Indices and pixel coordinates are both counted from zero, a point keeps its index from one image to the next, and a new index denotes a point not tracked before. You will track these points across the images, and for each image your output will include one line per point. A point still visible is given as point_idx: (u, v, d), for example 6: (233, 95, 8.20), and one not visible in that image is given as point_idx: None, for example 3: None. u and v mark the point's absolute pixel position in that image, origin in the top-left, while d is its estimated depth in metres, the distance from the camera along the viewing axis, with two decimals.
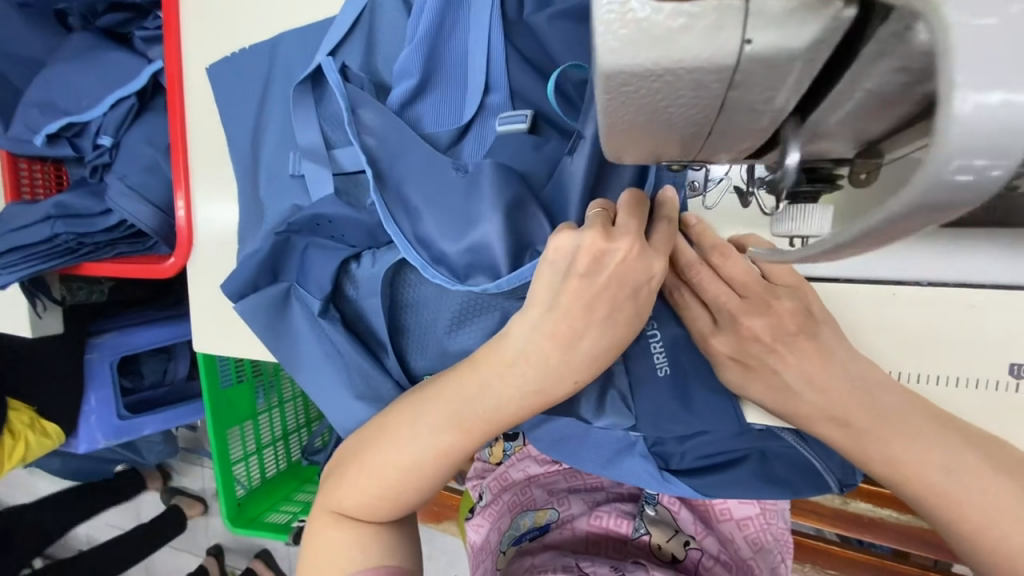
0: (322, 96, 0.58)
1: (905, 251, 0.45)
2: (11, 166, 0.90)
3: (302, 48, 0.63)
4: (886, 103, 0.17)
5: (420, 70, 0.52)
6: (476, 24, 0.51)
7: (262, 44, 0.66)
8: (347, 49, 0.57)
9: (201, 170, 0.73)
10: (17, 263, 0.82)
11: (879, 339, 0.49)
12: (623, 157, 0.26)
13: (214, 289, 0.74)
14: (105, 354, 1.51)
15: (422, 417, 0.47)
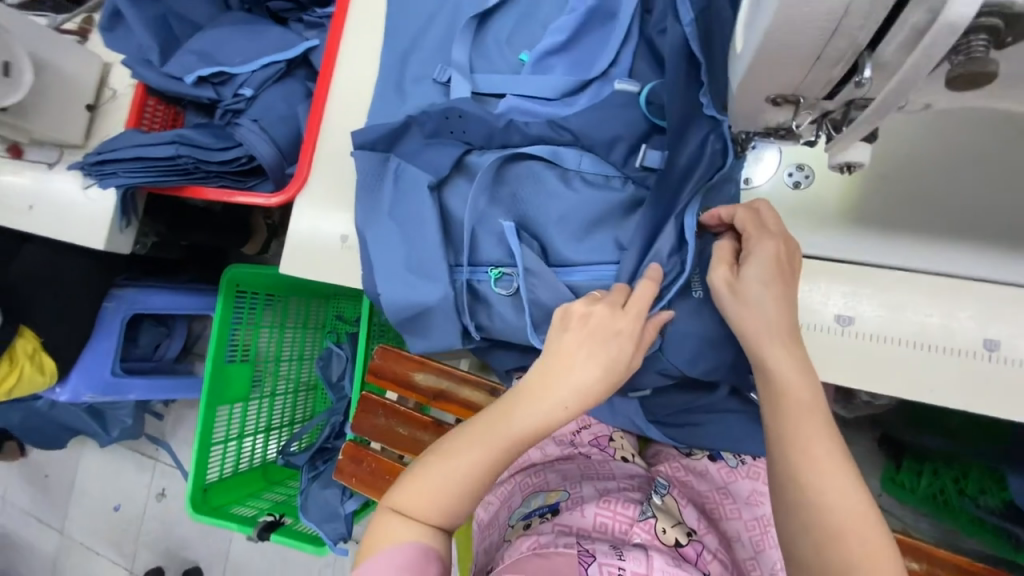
0: (479, 36, 0.76)
1: (902, 242, 0.62)
2: (142, 99, 1.03)
3: (438, 42, 0.79)
4: (918, 35, 0.32)
5: (572, 31, 0.70)
6: (620, 18, 0.68)
7: (422, 21, 0.81)
8: (502, 16, 0.76)
9: (331, 124, 0.88)
10: (136, 172, 0.95)
11: (890, 310, 0.62)
12: (753, 89, 0.44)
13: (309, 223, 0.85)
14: (121, 307, 1.53)
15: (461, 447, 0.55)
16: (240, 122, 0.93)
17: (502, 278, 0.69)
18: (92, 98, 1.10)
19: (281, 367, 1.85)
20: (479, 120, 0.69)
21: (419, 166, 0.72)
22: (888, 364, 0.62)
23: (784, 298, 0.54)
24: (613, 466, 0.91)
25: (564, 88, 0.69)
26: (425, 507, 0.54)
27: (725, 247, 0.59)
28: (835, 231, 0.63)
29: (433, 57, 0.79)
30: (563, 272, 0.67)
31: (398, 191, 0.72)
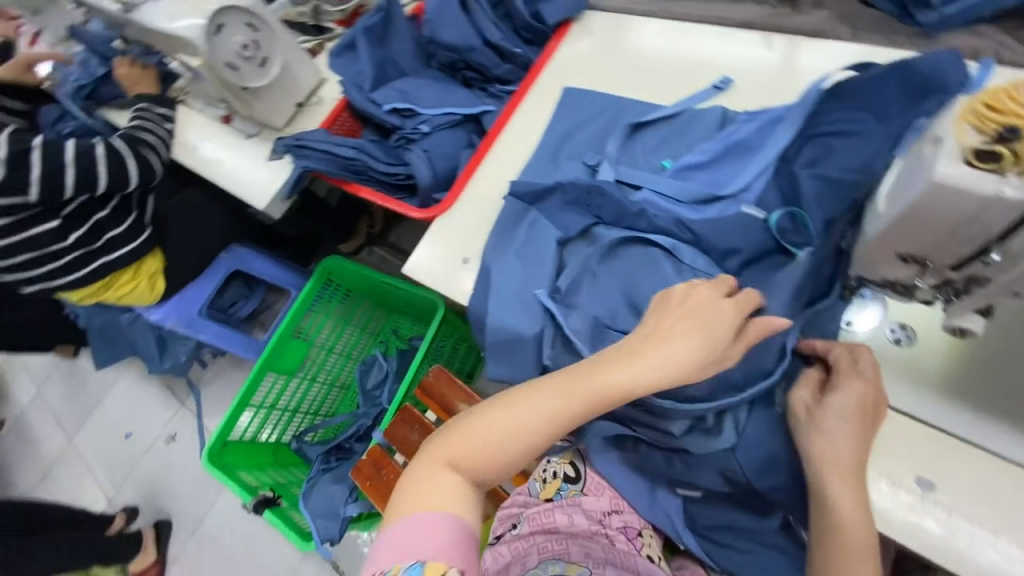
0: (631, 139, 0.91)
1: (992, 425, 0.64)
2: (340, 110, 1.26)
3: (595, 133, 0.95)
4: None
5: (713, 155, 0.82)
6: (761, 157, 0.80)
7: (589, 116, 0.97)
8: (655, 129, 0.91)
9: (484, 167, 1.02)
10: (312, 158, 1.13)
11: (973, 490, 0.62)
12: (883, 244, 0.52)
13: (435, 239, 0.97)
14: (231, 260, 1.74)
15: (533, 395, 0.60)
16: (411, 148, 1.12)
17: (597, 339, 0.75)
18: (304, 98, 1.32)
19: (330, 359, 1.96)
20: (616, 204, 0.81)
21: (553, 224, 0.84)
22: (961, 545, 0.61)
23: (858, 437, 0.59)
24: (639, 562, 0.84)
25: (696, 198, 0.80)
26: (481, 448, 0.59)
27: (812, 376, 0.65)
28: (924, 395, 0.67)
29: (588, 145, 0.95)
30: None
31: (529, 237, 0.84)
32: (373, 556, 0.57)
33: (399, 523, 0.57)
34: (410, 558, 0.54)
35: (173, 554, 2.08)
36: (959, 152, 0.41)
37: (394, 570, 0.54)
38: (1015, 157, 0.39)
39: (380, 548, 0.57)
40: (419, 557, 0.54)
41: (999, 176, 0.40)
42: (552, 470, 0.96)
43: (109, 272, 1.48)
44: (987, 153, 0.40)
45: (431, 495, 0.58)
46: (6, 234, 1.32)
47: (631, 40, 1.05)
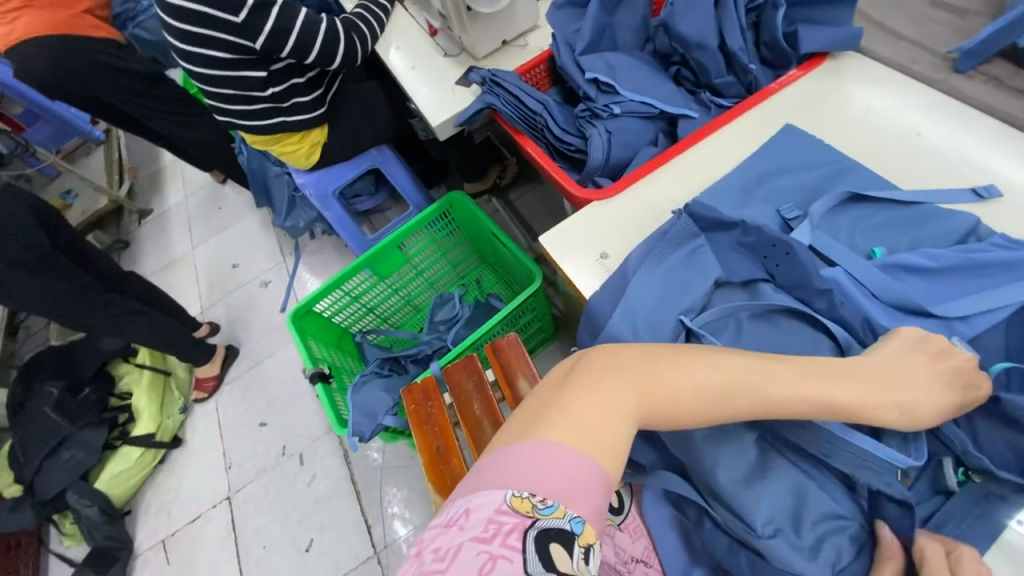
0: (843, 207, 0.80)
1: None
2: (540, 60, 1.25)
3: (805, 186, 0.85)
4: None
5: (939, 265, 0.71)
6: (1002, 291, 0.67)
7: (807, 164, 0.87)
8: (875, 207, 0.79)
9: (665, 172, 0.97)
10: (498, 96, 1.13)
11: None
12: None
13: (585, 222, 0.93)
14: (378, 157, 1.86)
15: (734, 383, 0.62)
16: (595, 124, 1.08)
17: None
18: (510, 37, 1.34)
19: (417, 281, 2.07)
20: (801, 271, 0.73)
21: (718, 260, 0.78)
22: None
23: None
24: None
25: (897, 303, 0.70)
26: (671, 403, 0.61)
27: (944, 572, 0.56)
28: None
29: (792, 193, 0.85)
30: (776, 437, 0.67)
31: (685, 263, 0.79)
32: (527, 475, 0.56)
33: (562, 453, 0.57)
34: (570, 496, 0.55)
35: (230, 377, 2.36)
36: None
37: (555, 510, 0.54)
38: None
39: (539, 465, 0.56)
40: (581, 500, 0.55)
41: None
42: None
43: (281, 130, 1.60)
44: None
45: (599, 435, 0.59)
46: (221, 65, 1.41)
47: (887, 102, 0.93)
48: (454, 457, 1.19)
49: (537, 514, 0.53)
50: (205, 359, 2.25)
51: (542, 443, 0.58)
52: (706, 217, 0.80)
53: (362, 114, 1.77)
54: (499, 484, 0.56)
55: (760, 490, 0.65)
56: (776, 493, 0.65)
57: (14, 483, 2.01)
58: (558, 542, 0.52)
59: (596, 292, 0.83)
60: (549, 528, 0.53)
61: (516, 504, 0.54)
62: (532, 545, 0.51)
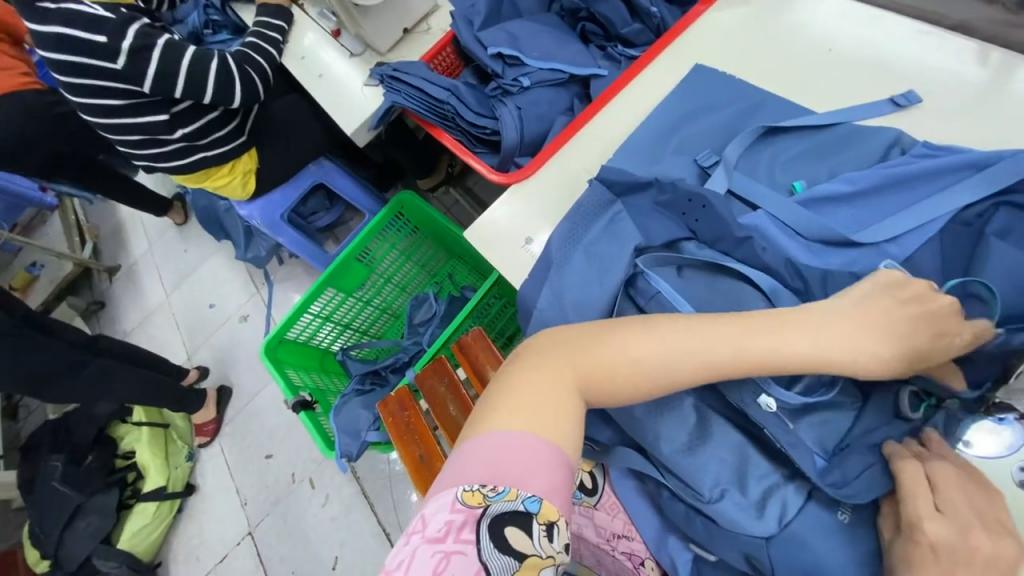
0: (763, 145, 0.76)
1: None
2: (444, 44, 1.19)
3: (724, 128, 0.81)
4: None
5: (859, 189, 0.67)
6: (925, 208, 0.64)
7: (723, 102, 0.83)
8: (796, 140, 0.75)
9: (582, 139, 0.92)
10: (404, 94, 1.09)
11: None
12: None
13: (506, 211, 0.90)
14: (318, 173, 1.79)
15: (684, 337, 0.56)
16: (505, 101, 1.03)
17: None
18: (412, 23, 1.27)
19: (388, 287, 2.03)
20: (718, 221, 0.70)
21: (637, 226, 0.74)
22: None
23: None
24: None
25: (819, 237, 0.67)
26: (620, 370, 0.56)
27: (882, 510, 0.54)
28: None
29: (712, 137, 0.80)
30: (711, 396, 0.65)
31: (605, 234, 0.74)
32: (478, 466, 0.50)
33: (508, 437, 0.52)
34: (521, 479, 0.49)
35: (229, 417, 2.36)
36: None
37: (507, 494, 0.49)
38: None
39: (488, 456, 0.51)
40: (534, 479, 0.50)
41: None
42: (571, 474, 0.89)
43: (202, 166, 1.54)
44: None
45: (544, 414, 0.54)
46: (118, 112, 1.35)
47: (799, 17, 0.87)
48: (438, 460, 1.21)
49: (489, 503, 0.48)
50: (198, 404, 2.25)
51: (484, 433, 0.53)
52: (618, 181, 0.76)
53: (289, 131, 1.71)
54: (450, 480, 0.51)
55: (702, 455, 0.63)
56: (720, 458, 0.63)
57: (40, 559, 2.04)
58: (514, 525, 0.48)
59: (525, 280, 0.80)
60: (503, 512, 0.48)
61: (470, 497, 0.49)
62: (489, 537, 0.47)
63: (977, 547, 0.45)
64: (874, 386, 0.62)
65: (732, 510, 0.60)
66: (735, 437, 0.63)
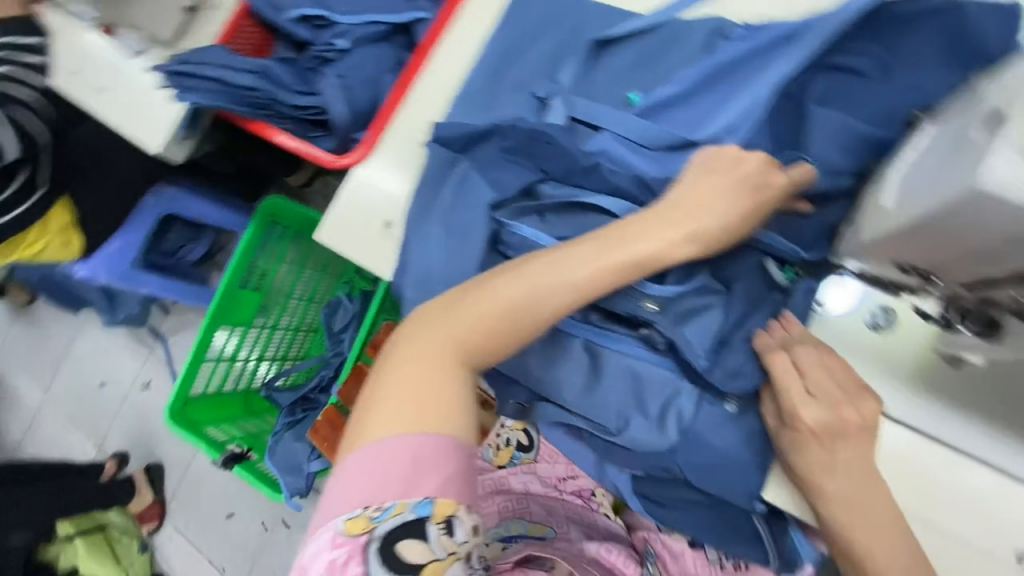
0: (595, 61, 0.72)
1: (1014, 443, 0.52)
2: (239, 17, 0.97)
3: (554, 51, 0.74)
4: None
5: (689, 86, 0.65)
6: (753, 89, 0.63)
7: (546, 22, 0.76)
8: (625, 47, 0.71)
9: (414, 98, 0.82)
10: (204, 91, 0.90)
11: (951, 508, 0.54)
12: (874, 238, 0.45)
13: (353, 199, 0.80)
14: (160, 204, 1.46)
15: (543, 275, 0.51)
16: (323, 72, 0.90)
17: None
18: (196, 1, 1.08)
19: (293, 303, 1.85)
20: (564, 154, 0.67)
21: (487, 180, 0.69)
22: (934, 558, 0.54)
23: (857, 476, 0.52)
24: (598, 518, 0.85)
25: (663, 146, 0.65)
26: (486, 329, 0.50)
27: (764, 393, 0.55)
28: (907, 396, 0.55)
29: (545, 63, 0.74)
30: (598, 331, 0.63)
31: (455, 199, 0.68)
32: (356, 487, 0.45)
33: (384, 447, 0.46)
34: (407, 486, 0.45)
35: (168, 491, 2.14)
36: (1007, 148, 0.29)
37: (391, 510, 0.45)
38: None
39: (362, 474, 0.45)
40: (422, 480, 0.45)
41: None
42: (507, 437, 0.92)
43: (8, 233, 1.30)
44: None
45: (415, 406, 0.47)
46: None
47: None
48: None
49: (372, 528, 0.44)
50: (125, 491, 2.01)
51: (358, 451, 0.46)
52: (456, 136, 0.70)
53: (100, 165, 1.38)
54: (329, 514, 0.46)
55: (602, 391, 0.63)
56: (619, 390, 0.63)
57: None
58: (405, 538, 0.44)
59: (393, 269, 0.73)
60: (391, 530, 0.44)
61: (351, 527, 0.45)
62: (378, 562, 0.44)
63: (847, 419, 0.52)
64: (736, 275, 0.60)
65: (638, 433, 0.61)
66: (626, 364, 0.63)
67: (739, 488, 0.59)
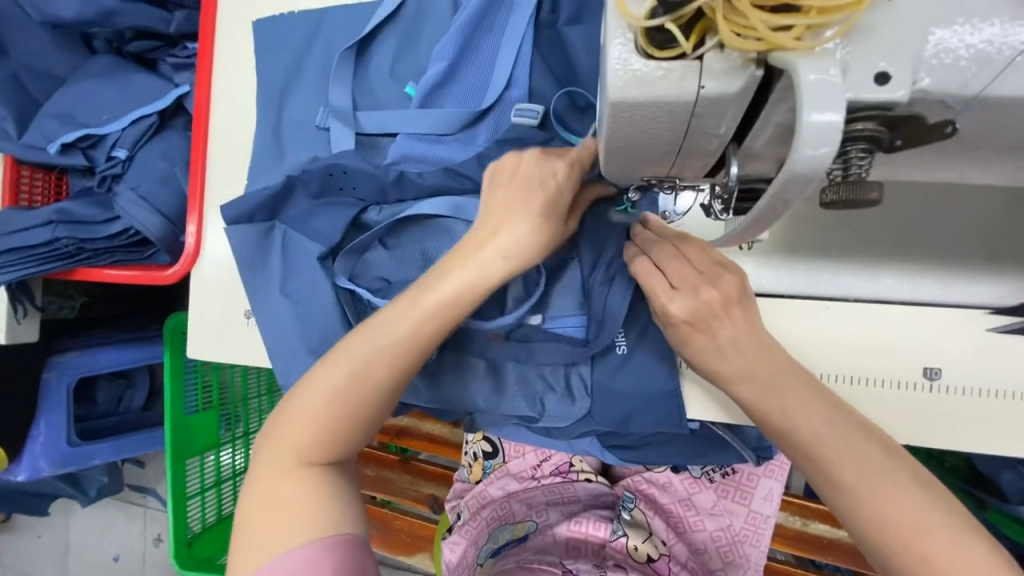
0: (361, 67, 0.66)
1: (876, 265, 0.52)
2: (14, 173, 0.88)
3: (319, 75, 0.69)
4: (785, 132, 0.27)
5: (452, 55, 0.61)
6: (510, 35, 0.60)
7: (297, 46, 0.70)
8: (382, 41, 0.66)
9: (216, 181, 0.76)
10: (11, 265, 0.83)
11: (852, 353, 0.53)
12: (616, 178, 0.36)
13: (207, 305, 0.76)
14: (64, 375, 1.17)
15: (362, 342, 0.50)
16: (117, 190, 0.83)
17: None
18: None
19: (249, 404, 1.49)
20: (364, 174, 0.62)
21: (307, 234, 0.64)
22: (859, 405, 0.53)
23: (770, 354, 0.46)
24: (578, 487, 0.85)
25: (457, 125, 0.62)
26: (325, 421, 0.49)
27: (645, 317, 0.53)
28: (775, 262, 0.54)
29: (316, 89, 0.68)
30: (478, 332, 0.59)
31: (288, 265, 0.64)
32: None
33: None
34: None
35: None
36: (619, 31, 0.25)
37: None
38: (692, 36, 0.25)
39: None
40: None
41: (686, 64, 0.25)
42: (472, 451, 0.91)
43: None
44: (661, 24, 0.24)
45: (275, 523, 0.46)
46: None
47: None
48: (392, 519, 1.18)
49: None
50: None
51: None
52: (254, 202, 0.65)
53: None
54: None
55: (506, 386, 0.60)
56: (520, 377, 0.60)
57: None
58: None
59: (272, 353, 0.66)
60: None
61: None
62: None
63: (710, 300, 0.46)
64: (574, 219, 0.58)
65: (555, 408, 0.59)
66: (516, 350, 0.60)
67: (665, 418, 0.57)
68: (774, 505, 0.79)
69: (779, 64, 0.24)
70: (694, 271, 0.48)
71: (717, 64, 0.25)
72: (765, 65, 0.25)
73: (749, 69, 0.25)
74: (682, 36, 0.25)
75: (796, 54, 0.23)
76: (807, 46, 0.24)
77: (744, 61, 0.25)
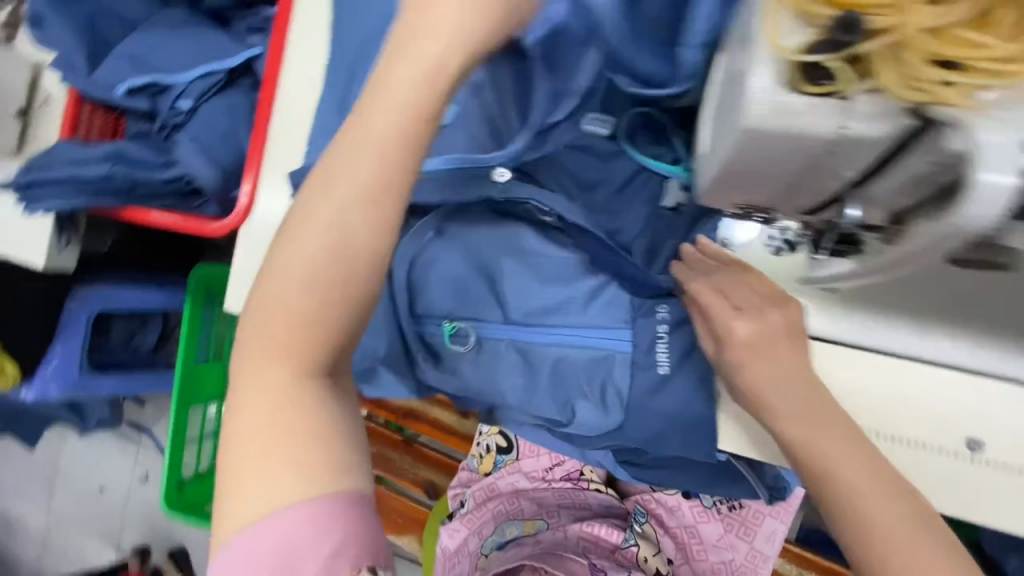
0: None
1: (930, 327, 0.52)
2: (75, 106, 0.89)
3: None
4: (919, 180, 0.30)
5: None
6: None
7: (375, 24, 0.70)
8: None
9: (278, 145, 0.78)
10: (60, 195, 0.82)
11: (892, 410, 0.52)
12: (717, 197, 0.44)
13: (252, 260, 0.77)
14: (87, 305, 1.19)
15: (315, 248, 0.40)
16: (178, 138, 0.84)
17: (457, 332, 0.64)
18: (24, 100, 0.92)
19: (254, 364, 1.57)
20: None
21: None
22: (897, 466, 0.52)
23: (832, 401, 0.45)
24: (590, 496, 0.87)
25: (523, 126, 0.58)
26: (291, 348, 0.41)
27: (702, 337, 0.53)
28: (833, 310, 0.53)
29: None
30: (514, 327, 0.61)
31: None
32: None
33: (246, 547, 0.40)
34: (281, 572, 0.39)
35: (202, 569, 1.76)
36: (767, 62, 0.30)
37: None
38: (849, 76, 0.29)
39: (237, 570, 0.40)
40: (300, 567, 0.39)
41: (837, 102, 0.29)
42: (483, 445, 0.91)
43: None
44: (819, 65, 0.29)
45: (266, 474, 0.40)
46: None
47: None
48: (384, 497, 1.19)
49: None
50: None
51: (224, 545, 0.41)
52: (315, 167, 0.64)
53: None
54: None
55: (542, 385, 0.61)
56: (553, 380, 0.61)
57: None
58: None
59: None
60: None
61: None
62: None
63: (775, 324, 0.46)
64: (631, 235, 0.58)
65: (588, 416, 0.59)
66: (553, 354, 0.60)
67: (695, 445, 0.57)
68: (774, 546, 0.78)
69: (940, 116, 0.26)
70: (759, 289, 0.48)
71: (867, 106, 0.29)
72: (922, 115, 0.28)
73: (902, 117, 0.28)
74: (837, 78, 0.29)
75: (957, 109, 0.26)
76: (970, 105, 0.26)
77: (898, 110, 0.28)
